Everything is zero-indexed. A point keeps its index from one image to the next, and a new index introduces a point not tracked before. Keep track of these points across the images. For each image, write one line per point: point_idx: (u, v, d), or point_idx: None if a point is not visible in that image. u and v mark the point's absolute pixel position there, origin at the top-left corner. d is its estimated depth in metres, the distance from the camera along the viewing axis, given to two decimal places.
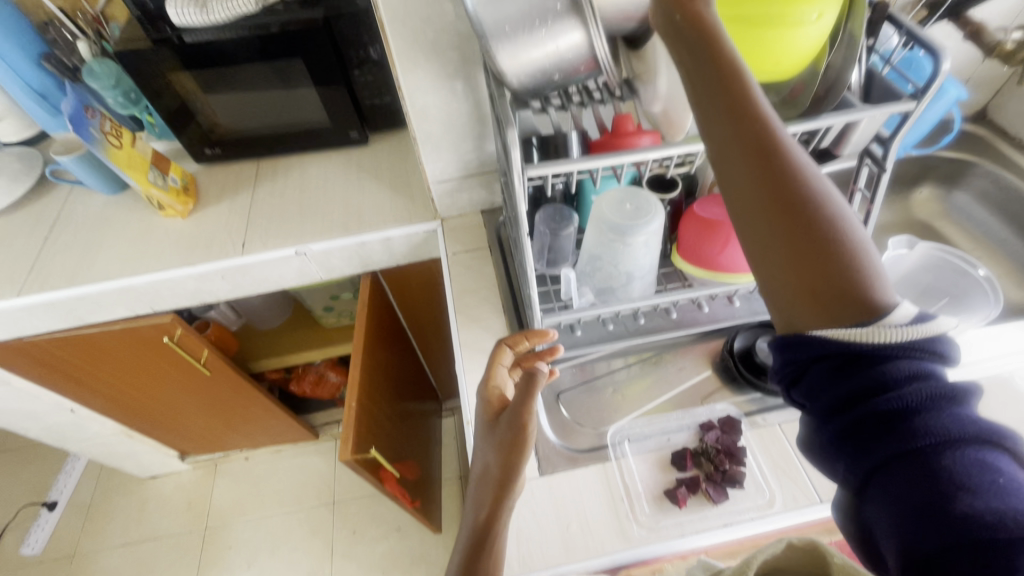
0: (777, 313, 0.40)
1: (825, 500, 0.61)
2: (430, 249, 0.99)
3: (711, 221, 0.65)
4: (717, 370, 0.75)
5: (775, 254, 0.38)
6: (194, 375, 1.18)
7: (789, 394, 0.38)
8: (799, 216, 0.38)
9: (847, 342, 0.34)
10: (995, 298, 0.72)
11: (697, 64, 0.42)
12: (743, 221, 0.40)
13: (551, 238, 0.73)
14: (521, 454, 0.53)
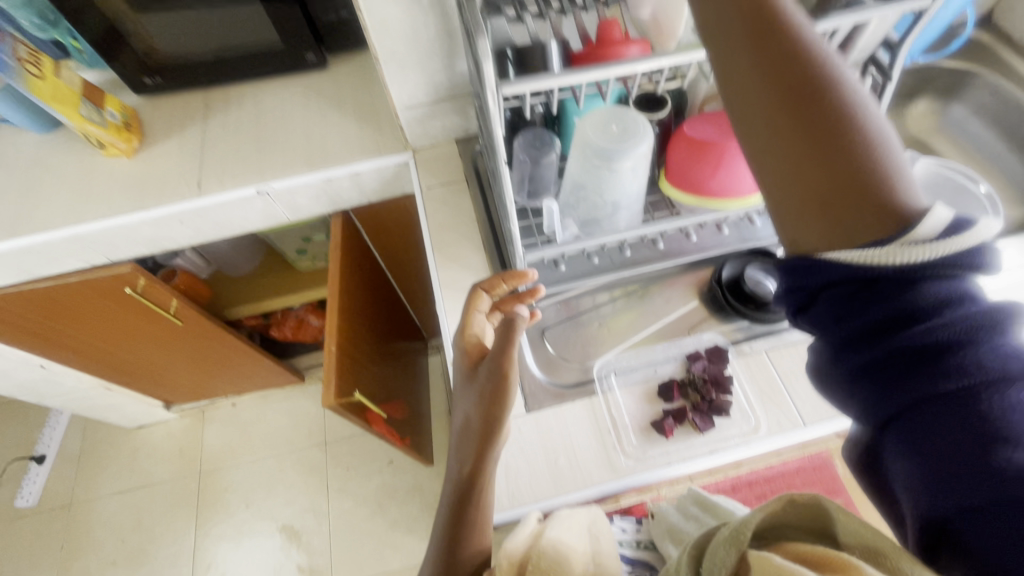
0: (783, 228, 0.37)
1: (809, 424, 0.62)
2: (403, 184, 0.93)
3: (701, 142, 0.61)
4: (705, 301, 0.73)
5: (781, 159, 0.35)
6: (166, 325, 1.14)
7: (800, 320, 0.36)
8: (810, 116, 0.34)
9: (866, 265, 0.32)
10: (995, 211, 0.72)
11: None
12: (746, 125, 0.37)
13: (532, 167, 0.68)
14: (502, 404, 0.51)
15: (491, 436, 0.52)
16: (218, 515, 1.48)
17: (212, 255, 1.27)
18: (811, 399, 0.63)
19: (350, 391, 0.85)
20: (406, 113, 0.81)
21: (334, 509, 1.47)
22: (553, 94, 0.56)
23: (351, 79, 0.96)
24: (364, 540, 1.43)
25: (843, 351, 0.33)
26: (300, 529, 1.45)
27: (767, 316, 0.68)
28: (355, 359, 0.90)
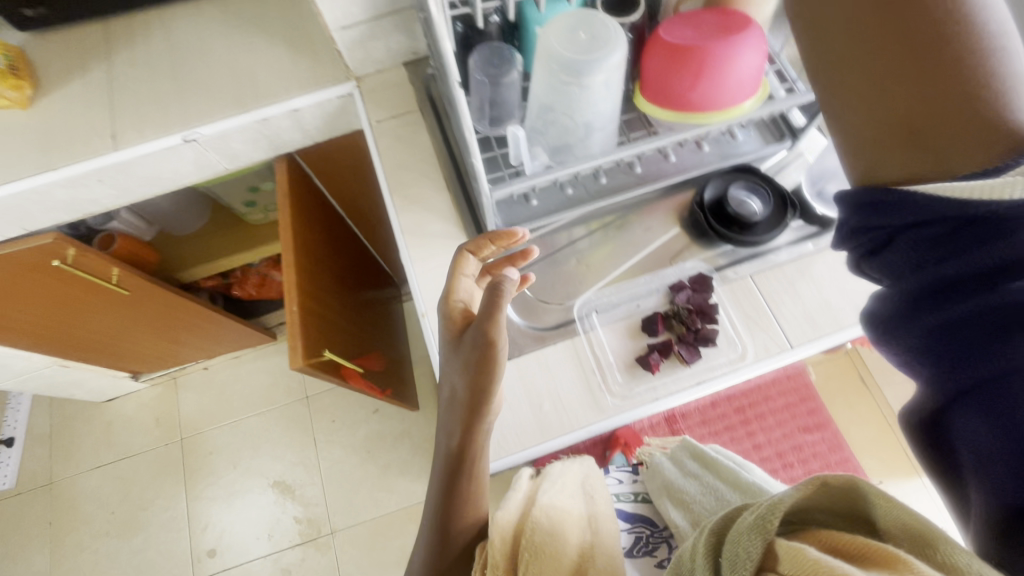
0: (857, 166, 0.38)
1: (795, 346, 0.61)
2: (350, 119, 0.83)
3: (680, 46, 0.54)
4: (685, 227, 0.69)
5: (859, 96, 0.36)
6: (112, 296, 1.05)
7: (874, 262, 0.35)
8: (893, 48, 0.34)
9: (957, 205, 0.30)
10: None
11: None
12: (828, 63, 0.38)
13: (492, 89, 0.60)
14: (494, 373, 0.51)
15: (482, 407, 0.52)
16: (208, 478, 1.47)
17: (151, 214, 1.15)
18: (796, 322, 0.62)
19: (320, 350, 0.80)
20: (342, 35, 0.70)
21: (324, 461, 1.48)
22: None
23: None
24: (358, 488, 1.44)
25: (905, 286, 0.33)
26: (292, 484, 1.46)
27: (752, 238, 0.64)
28: (322, 316, 0.85)
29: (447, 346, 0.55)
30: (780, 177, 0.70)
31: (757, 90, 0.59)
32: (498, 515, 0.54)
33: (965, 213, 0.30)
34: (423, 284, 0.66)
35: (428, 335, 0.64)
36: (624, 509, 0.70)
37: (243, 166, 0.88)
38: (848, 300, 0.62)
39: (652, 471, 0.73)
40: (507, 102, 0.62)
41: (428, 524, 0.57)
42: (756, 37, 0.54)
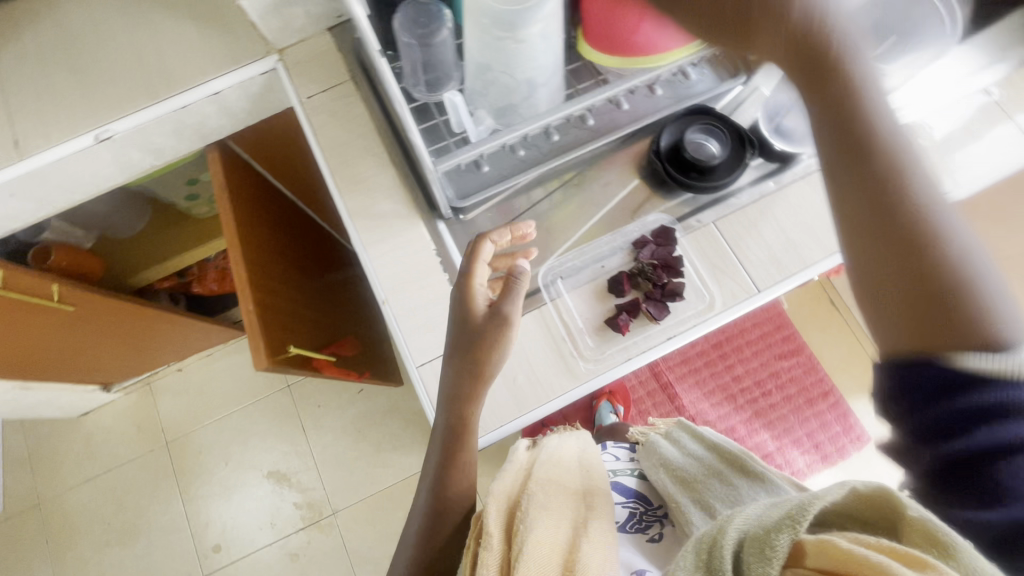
0: (881, 338, 0.40)
1: (762, 291, 0.60)
2: (279, 96, 0.77)
3: None
4: (644, 177, 0.68)
5: (884, 266, 0.39)
6: (59, 314, 1.00)
7: (884, 405, 0.40)
8: (905, 234, 0.39)
9: (978, 373, 0.35)
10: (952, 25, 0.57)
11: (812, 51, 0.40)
12: (855, 238, 0.41)
13: (423, 51, 0.55)
14: (506, 343, 0.56)
15: (490, 376, 0.55)
16: (201, 478, 1.47)
17: (87, 220, 1.06)
18: (761, 264, 0.61)
19: (285, 346, 0.78)
20: (253, 4, 0.62)
21: (316, 446, 1.48)
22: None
23: None
24: (353, 467, 1.45)
25: (921, 442, 0.37)
26: (287, 472, 1.46)
27: (713, 184, 0.62)
28: (283, 310, 0.81)
29: (468, 328, 0.55)
30: (737, 114, 0.67)
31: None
32: (496, 487, 0.57)
33: (989, 381, 0.35)
34: (378, 268, 0.63)
35: (391, 323, 0.61)
36: (621, 484, 0.69)
37: (173, 160, 0.82)
38: (811, 237, 0.62)
39: (647, 451, 0.70)
40: (442, 63, 0.57)
41: (426, 489, 0.59)
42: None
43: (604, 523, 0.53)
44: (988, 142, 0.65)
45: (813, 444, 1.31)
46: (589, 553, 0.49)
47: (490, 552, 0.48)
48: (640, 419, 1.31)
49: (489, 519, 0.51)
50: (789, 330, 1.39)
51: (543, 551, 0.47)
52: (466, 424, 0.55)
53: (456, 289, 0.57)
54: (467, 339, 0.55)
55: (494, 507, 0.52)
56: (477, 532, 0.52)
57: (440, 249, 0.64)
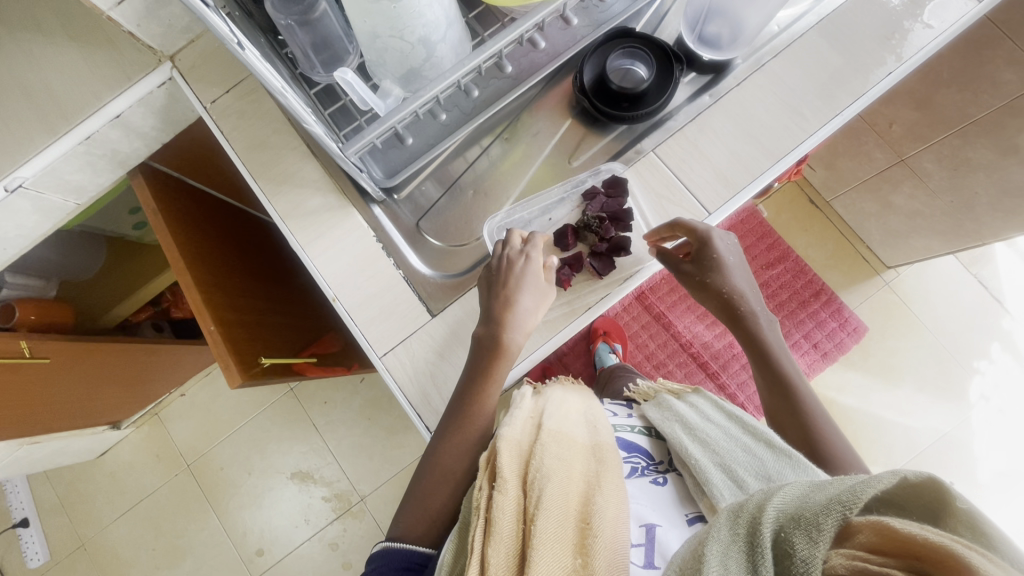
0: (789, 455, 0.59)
1: (713, 213, 0.60)
2: (186, 105, 0.73)
3: None
4: (577, 117, 0.65)
5: (789, 425, 0.58)
6: (40, 370, 0.98)
7: None
8: (798, 416, 0.58)
9: None
10: None
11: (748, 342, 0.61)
12: (774, 414, 0.60)
13: (307, 30, 0.51)
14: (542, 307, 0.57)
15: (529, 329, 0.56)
16: (229, 491, 1.51)
17: (41, 267, 1.00)
18: (710, 185, 0.60)
19: (257, 359, 0.77)
20: (124, 12, 0.57)
21: (332, 441, 1.51)
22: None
23: None
24: (371, 453, 1.49)
25: None
26: (310, 470, 1.49)
27: (647, 110, 0.59)
28: (246, 324, 0.80)
29: (530, 282, 0.56)
30: (660, 32, 0.64)
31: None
32: (504, 434, 0.52)
33: None
34: (321, 265, 0.61)
35: (345, 319, 0.60)
36: (624, 438, 0.61)
37: (99, 194, 0.79)
38: (755, 145, 0.60)
39: (660, 406, 0.63)
40: (332, 38, 0.53)
41: (421, 471, 0.55)
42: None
43: (616, 477, 0.49)
44: (934, 5, 0.60)
45: (812, 344, 1.32)
46: (604, 506, 0.45)
47: (505, 496, 0.45)
48: (638, 352, 1.31)
49: (502, 461, 0.48)
50: (773, 238, 1.37)
51: (559, 499, 0.44)
52: (498, 358, 0.54)
53: (518, 249, 0.58)
54: (508, 288, 0.56)
55: (509, 450, 0.49)
56: (490, 475, 0.49)
57: (380, 234, 0.62)
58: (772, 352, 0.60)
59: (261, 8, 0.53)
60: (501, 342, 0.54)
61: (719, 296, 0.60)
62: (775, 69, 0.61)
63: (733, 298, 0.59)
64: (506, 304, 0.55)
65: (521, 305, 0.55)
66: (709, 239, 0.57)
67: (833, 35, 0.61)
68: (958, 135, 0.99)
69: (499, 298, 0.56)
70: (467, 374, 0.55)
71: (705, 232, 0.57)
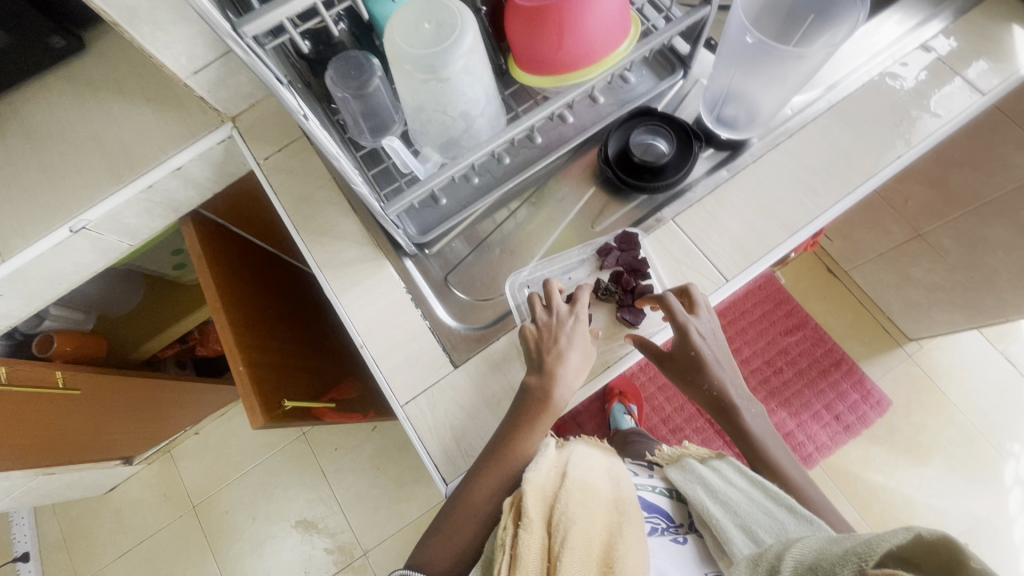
0: None
1: (730, 279, 0.62)
2: (239, 160, 0.79)
3: (536, 9, 0.50)
4: (601, 185, 0.69)
5: None
6: (68, 400, 1.01)
7: None
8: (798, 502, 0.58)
9: None
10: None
11: (735, 430, 0.61)
12: None
13: (360, 101, 0.56)
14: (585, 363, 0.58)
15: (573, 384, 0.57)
16: (231, 536, 1.48)
17: (84, 303, 1.05)
18: (727, 254, 0.62)
19: (280, 401, 0.80)
20: (199, 79, 0.64)
21: (339, 489, 1.48)
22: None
23: (121, 54, 0.75)
24: (377, 504, 1.46)
25: None
26: (314, 519, 1.46)
27: (666, 182, 0.63)
28: (274, 366, 0.83)
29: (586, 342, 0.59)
30: (680, 111, 0.69)
31: (631, 29, 0.56)
32: (530, 476, 0.51)
33: None
34: (352, 313, 0.64)
35: (371, 366, 0.62)
36: (645, 498, 0.61)
37: (150, 237, 0.84)
38: (770, 217, 0.63)
39: (683, 469, 0.62)
40: (381, 108, 0.58)
41: (437, 523, 0.56)
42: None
43: (637, 530, 0.50)
44: (939, 96, 0.65)
45: (834, 416, 1.29)
46: (626, 552, 0.47)
47: (530, 535, 0.46)
48: (654, 415, 1.30)
49: (528, 502, 0.48)
50: (791, 304, 1.38)
51: (583, 539, 0.46)
52: (542, 413, 0.55)
53: (569, 312, 0.60)
54: (558, 344, 0.57)
55: (534, 494, 0.49)
56: (515, 515, 0.49)
57: (409, 286, 0.65)
58: (761, 441, 0.60)
59: (319, 80, 0.59)
60: (549, 395, 0.56)
61: (706, 391, 0.60)
62: (789, 148, 0.65)
63: (717, 390, 0.59)
64: (553, 350, 0.57)
65: (570, 361, 0.57)
66: (687, 330, 0.58)
67: (846, 119, 0.65)
68: (975, 214, 1.01)
69: (549, 349, 0.57)
70: (513, 416, 0.56)
71: (684, 323, 0.57)
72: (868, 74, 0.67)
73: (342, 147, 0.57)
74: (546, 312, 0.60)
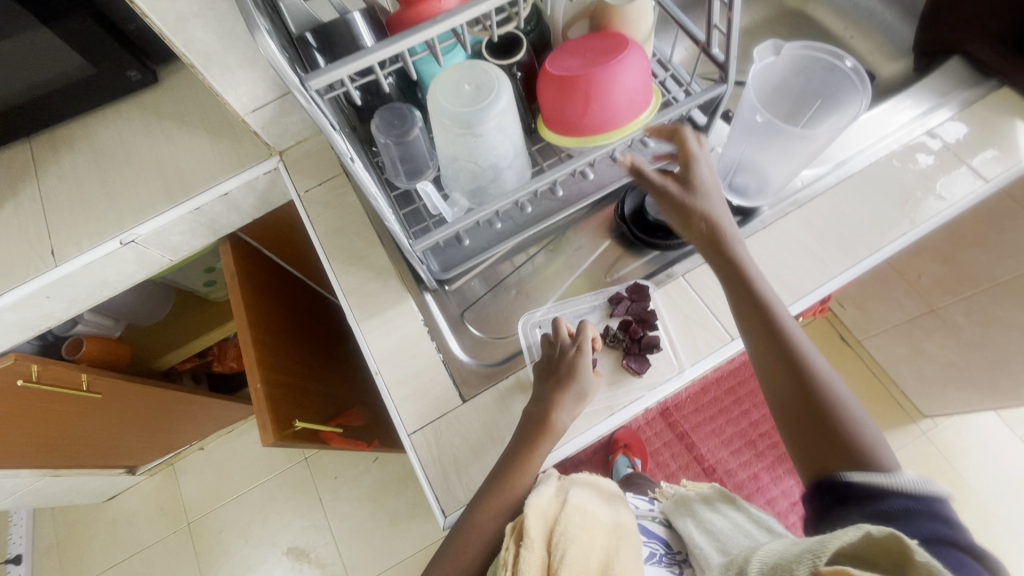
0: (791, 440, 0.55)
1: (735, 337, 0.63)
2: (281, 190, 0.85)
3: (566, 78, 0.55)
4: (616, 239, 0.72)
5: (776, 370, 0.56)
6: (87, 403, 1.04)
7: None
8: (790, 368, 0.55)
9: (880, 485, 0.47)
10: (863, 90, 0.57)
11: (735, 292, 0.59)
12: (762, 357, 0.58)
13: (400, 147, 0.61)
14: (585, 397, 0.60)
15: (568, 418, 0.58)
16: (222, 558, 1.46)
17: (117, 310, 1.11)
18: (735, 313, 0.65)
19: (291, 420, 0.82)
20: (257, 115, 0.71)
21: (334, 519, 1.47)
22: (404, 60, 0.47)
23: (189, 90, 0.83)
24: (371, 539, 1.44)
25: None
26: (306, 547, 1.45)
27: (677, 241, 0.66)
28: (288, 386, 0.86)
29: (593, 379, 0.61)
30: None
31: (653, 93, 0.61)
32: (531, 502, 0.54)
33: None
34: (371, 341, 0.67)
35: (383, 393, 0.64)
36: (647, 526, 0.67)
37: (190, 254, 0.90)
38: (775, 280, 0.66)
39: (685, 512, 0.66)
40: (418, 154, 0.64)
41: (439, 551, 0.58)
42: (637, 55, 0.56)
43: (635, 554, 0.53)
44: (944, 180, 0.68)
45: None
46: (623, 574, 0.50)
47: (531, 553, 0.49)
48: (658, 471, 1.29)
49: (530, 522, 0.51)
50: None
51: (580, 563, 0.50)
52: (544, 436, 0.57)
53: (576, 347, 0.62)
54: (559, 377, 0.59)
55: (533, 520, 0.51)
56: (516, 536, 0.52)
57: (427, 319, 0.68)
58: (788, 334, 0.57)
59: (364, 125, 0.65)
60: (547, 425, 0.57)
61: (701, 226, 0.59)
62: (798, 218, 0.68)
63: (710, 223, 0.59)
64: (557, 386, 0.59)
65: (573, 388, 0.59)
66: (693, 157, 0.59)
67: (854, 194, 0.68)
68: (986, 294, 1.02)
69: (551, 382, 0.59)
70: (512, 449, 0.57)
71: (693, 150, 0.59)
72: (875, 153, 0.71)
73: (379, 187, 0.62)
74: (551, 344, 0.62)
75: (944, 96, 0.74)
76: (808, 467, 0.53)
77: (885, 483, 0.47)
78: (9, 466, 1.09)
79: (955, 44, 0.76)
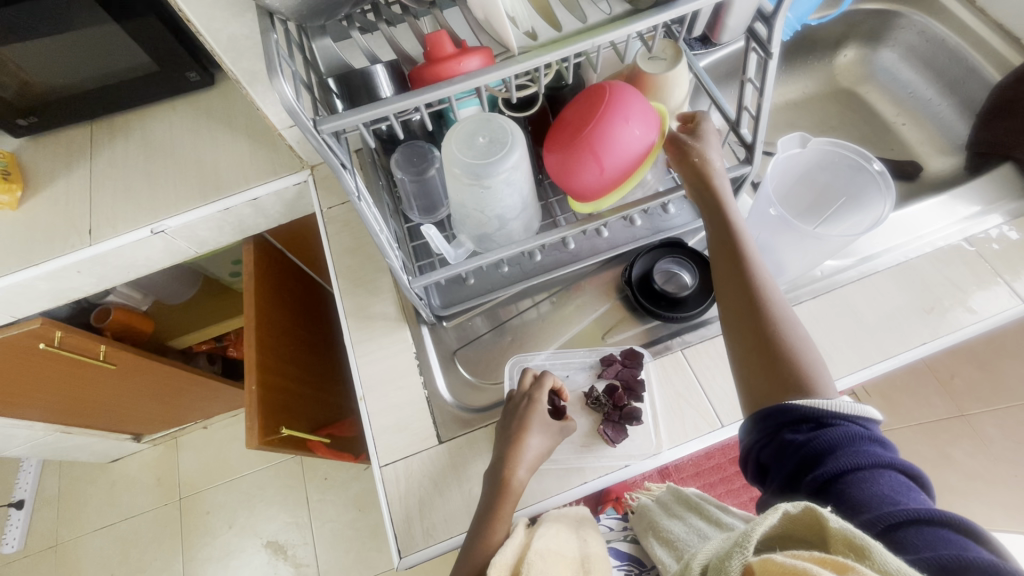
0: (746, 390, 0.52)
1: (726, 424, 0.61)
2: (308, 202, 0.88)
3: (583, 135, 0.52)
4: (620, 300, 0.71)
5: (743, 307, 0.53)
6: (101, 371, 1.09)
7: None
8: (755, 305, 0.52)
9: (822, 409, 0.45)
10: (888, 193, 0.58)
11: (712, 219, 0.56)
12: (729, 295, 0.54)
13: (416, 183, 0.63)
14: (546, 448, 0.59)
15: (529, 471, 0.57)
16: (204, 541, 1.49)
17: (147, 286, 1.16)
18: (727, 398, 0.62)
19: (278, 426, 0.83)
20: (293, 131, 0.74)
21: (317, 520, 1.48)
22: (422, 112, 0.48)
23: (241, 96, 0.88)
24: (347, 548, 1.44)
25: None
26: (285, 544, 1.46)
27: (680, 314, 0.65)
28: (282, 391, 0.87)
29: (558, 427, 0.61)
30: None
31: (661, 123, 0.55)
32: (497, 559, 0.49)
33: None
34: (362, 366, 0.68)
35: (364, 420, 0.65)
36: (615, 549, 0.71)
37: (215, 248, 0.93)
38: None
39: (640, 518, 0.72)
40: (434, 192, 0.65)
41: None
42: (637, 106, 0.52)
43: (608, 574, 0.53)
44: (978, 294, 0.64)
45: None
46: None
47: None
48: None
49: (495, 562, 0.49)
50: None
51: None
52: (504, 496, 0.54)
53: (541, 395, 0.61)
54: (522, 427, 0.58)
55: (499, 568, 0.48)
56: None
57: (420, 353, 0.69)
58: (755, 262, 0.54)
59: (385, 157, 0.67)
60: (507, 482, 0.55)
61: (694, 163, 0.56)
62: (811, 307, 0.65)
63: (704, 161, 0.56)
64: (518, 439, 0.57)
65: (529, 444, 0.57)
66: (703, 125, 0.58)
67: (875, 293, 0.65)
68: None
69: (513, 434, 0.58)
70: (477, 511, 0.54)
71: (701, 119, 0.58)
72: (904, 254, 0.67)
73: (391, 220, 0.63)
74: (513, 394, 0.62)
75: (990, 203, 0.70)
76: (755, 408, 0.50)
77: (824, 409, 0.45)
78: (24, 416, 1.14)
79: (1011, 150, 0.72)
